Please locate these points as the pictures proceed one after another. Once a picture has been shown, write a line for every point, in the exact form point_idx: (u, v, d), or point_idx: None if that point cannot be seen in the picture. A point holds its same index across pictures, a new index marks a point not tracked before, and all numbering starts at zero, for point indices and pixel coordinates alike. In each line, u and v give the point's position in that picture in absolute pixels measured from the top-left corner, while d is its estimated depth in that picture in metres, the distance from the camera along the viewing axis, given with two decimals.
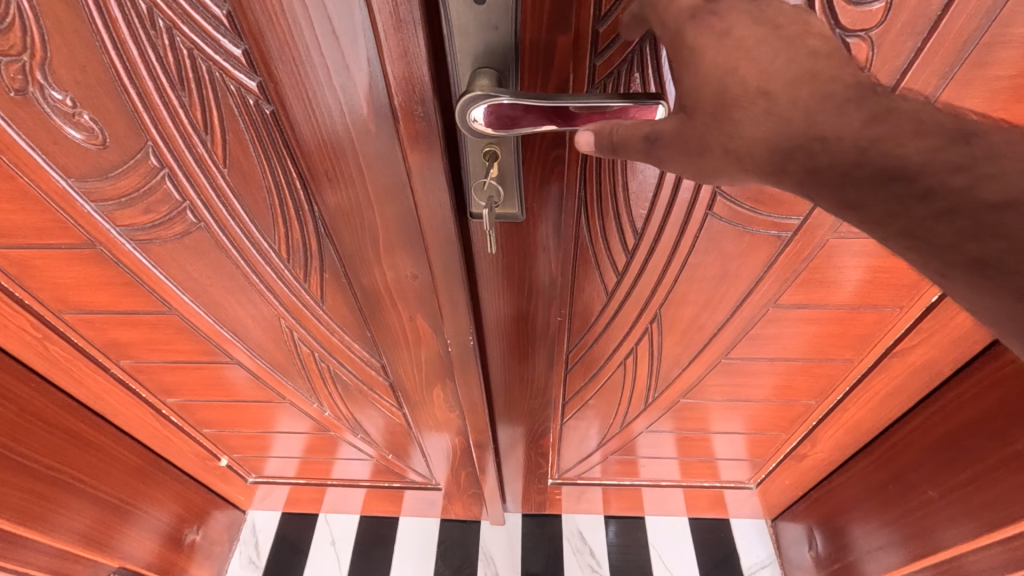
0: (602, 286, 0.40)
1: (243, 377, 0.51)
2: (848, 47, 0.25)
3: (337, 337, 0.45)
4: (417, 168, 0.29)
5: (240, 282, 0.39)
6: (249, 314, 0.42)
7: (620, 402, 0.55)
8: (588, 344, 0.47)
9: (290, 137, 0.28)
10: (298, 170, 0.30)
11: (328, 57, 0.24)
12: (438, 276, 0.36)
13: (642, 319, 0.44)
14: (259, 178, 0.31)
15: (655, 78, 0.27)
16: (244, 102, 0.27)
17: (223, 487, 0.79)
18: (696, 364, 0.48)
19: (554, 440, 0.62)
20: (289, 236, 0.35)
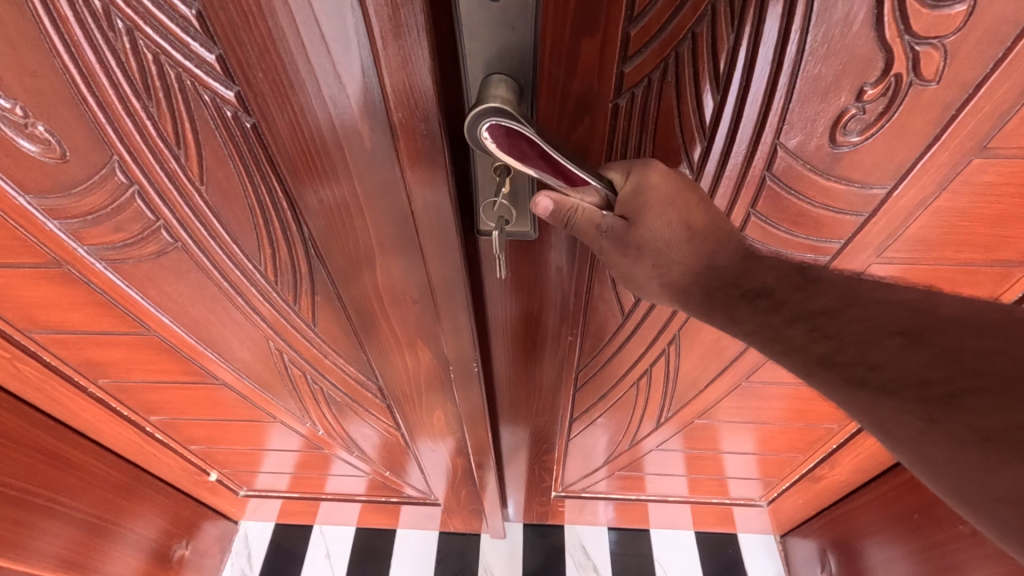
0: (618, 308, 0.37)
1: (230, 396, 0.48)
2: (917, 56, 0.22)
3: (331, 358, 0.42)
4: (418, 187, 0.26)
5: (223, 303, 0.36)
6: (234, 335, 0.39)
7: (630, 421, 0.52)
8: (599, 364, 0.44)
9: (274, 153, 0.25)
10: (284, 188, 0.27)
11: (316, 65, 0.21)
12: (440, 300, 0.33)
13: (660, 340, 0.41)
14: (240, 196, 0.28)
15: (692, 88, 0.23)
16: (221, 115, 0.24)
17: (213, 499, 0.76)
18: (714, 386, 0.45)
19: (559, 456, 0.59)
20: (276, 257, 0.32)
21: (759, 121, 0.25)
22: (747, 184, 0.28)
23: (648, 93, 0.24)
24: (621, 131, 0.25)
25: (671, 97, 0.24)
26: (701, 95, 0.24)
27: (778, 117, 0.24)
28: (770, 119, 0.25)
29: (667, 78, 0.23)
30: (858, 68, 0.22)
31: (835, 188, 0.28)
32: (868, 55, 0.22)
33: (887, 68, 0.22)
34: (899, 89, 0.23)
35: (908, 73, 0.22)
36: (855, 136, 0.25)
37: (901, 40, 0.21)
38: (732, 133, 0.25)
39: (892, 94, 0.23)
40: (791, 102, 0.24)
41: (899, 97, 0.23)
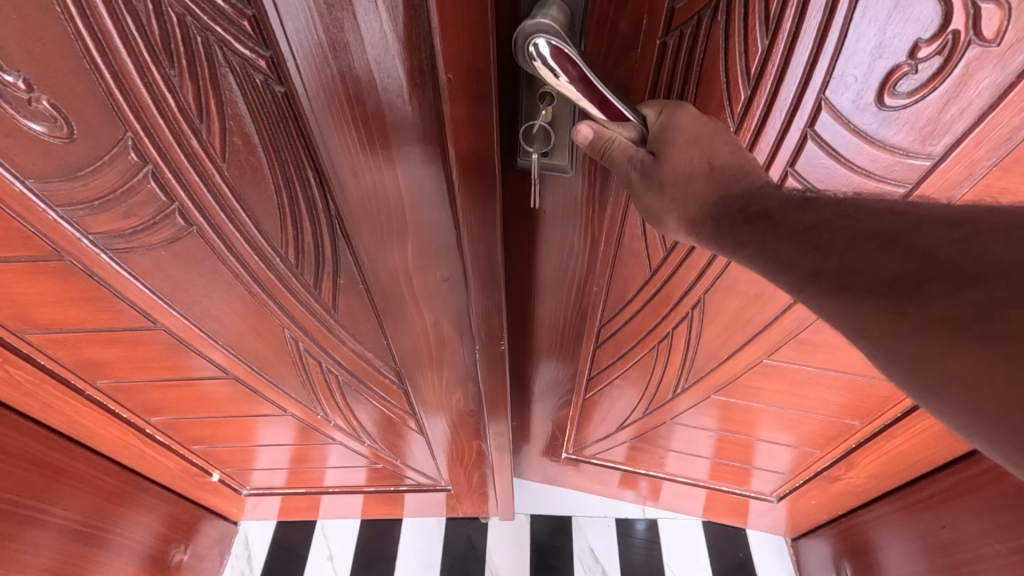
0: (647, 262, 0.42)
1: (230, 390, 0.46)
2: (979, 11, 0.23)
3: (350, 346, 0.41)
4: (460, 161, 0.25)
5: (237, 292, 0.34)
6: (247, 325, 0.38)
7: (649, 383, 0.56)
8: (623, 320, 0.48)
9: (304, 125, 0.24)
10: (313, 163, 0.26)
11: (362, 22, 0.20)
12: (471, 280, 0.33)
13: (685, 304, 0.45)
14: (264, 172, 0.26)
15: (742, 31, 0.25)
16: (249, 82, 0.22)
17: (213, 501, 0.74)
18: (734, 358, 0.50)
19: (578, 413, 0.63)
20: (300, 239, 0.30)
21: (809, 65, 0.26)
22: (790, 142, 0.29)
23: (698, 33, 0.25)
24: (667, 72, 0.27)
25: (720, 37, 0.25)
26: (750, 38, 0.25)
27: (827, 68, 0.26)
28: (818, 70, 0.26)
29: (717, 17, 0.24)
30: (915, 24, 0.23)
31: (879, 154, 0.29)
32: (928, 10, 0.23)
33: (944, 24, 0.23)
34: (956, 47, 0.24)
35: (965, 30, 0.23)
36: (905, 97, 0.26)
37: None
38: (781, 74, 0.26)
39: (948, 51, 0.24)
40: (841, 52, 0.25)
41: (955, 55, 0.24)
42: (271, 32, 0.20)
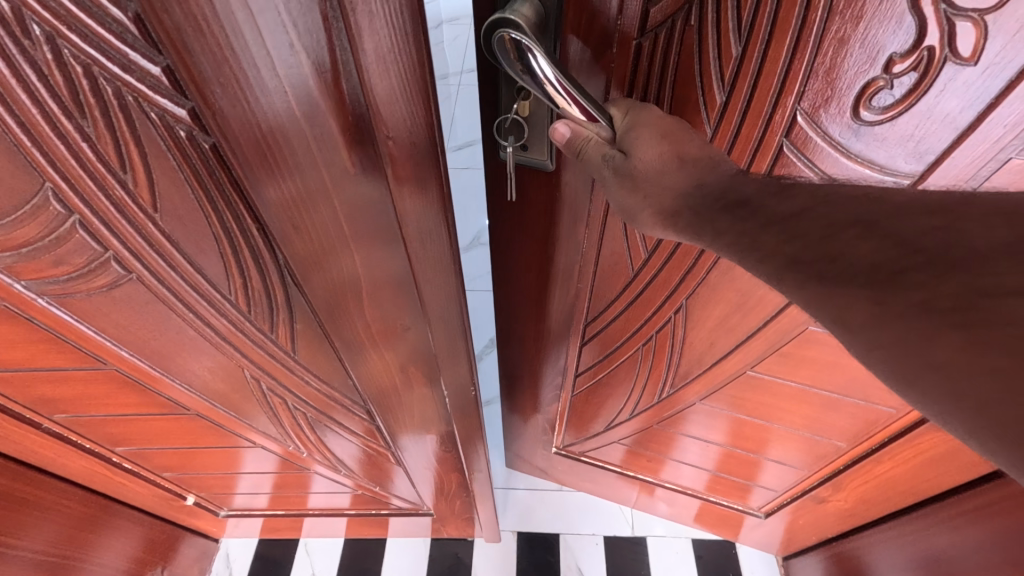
0: (629, 261, 0.45)
1: (198, 423, 0.44)
2: (955, 28, 0.22)
3: (314, 386, 0.39)
4: (408, 206, 0.25)
5: (189, 334, 0.32)
6: (205, 365, 0.36)
7: (635, 384, 0.60)
8: (606, 321, 0.53)
9: (239, 177, 0.22)
10: (254, 214, 0.24)
11: (284, 74, 0.19)
12: (432, 317, 0.32)
13: (666, 306, 0.48)
14: (202, 223, 0.24)
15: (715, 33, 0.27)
16: (173, 134, 0.20)
17: (192, 521, 0.72)
18: (720, 368, 0.51)
19: (565, 409, 0.69)
20: (250, 286, 0.28)
21: (782, 77, 0.27)
22: (766, 146, 0.30)
23: (672, 33, 0.28)
24: (643, 69, 0.29)
25: (695, 38, 0.27)
26: (726, 41, 0.27)
27: (798, 73, 0.26)
28: (790, 76, 0.27)
29: (691, 18, 0.27)
30: (888, 35, 0.23)
31: (857, 169, 0.29)
32: (903, 21, 0.23)
33: (918, 39, 0.23)
34: (932, 64, 0.23)
35: (942, 47, 0.23)
36: (882, 113, 0.26)
37: (936, 6, 0.22)
38: (755, 80, 0.28)
39: (923, 69, 0.24)
40: (811, 58, 0.26)
41: (931, 73, 0.24)
42: (191, 85, 0.18)
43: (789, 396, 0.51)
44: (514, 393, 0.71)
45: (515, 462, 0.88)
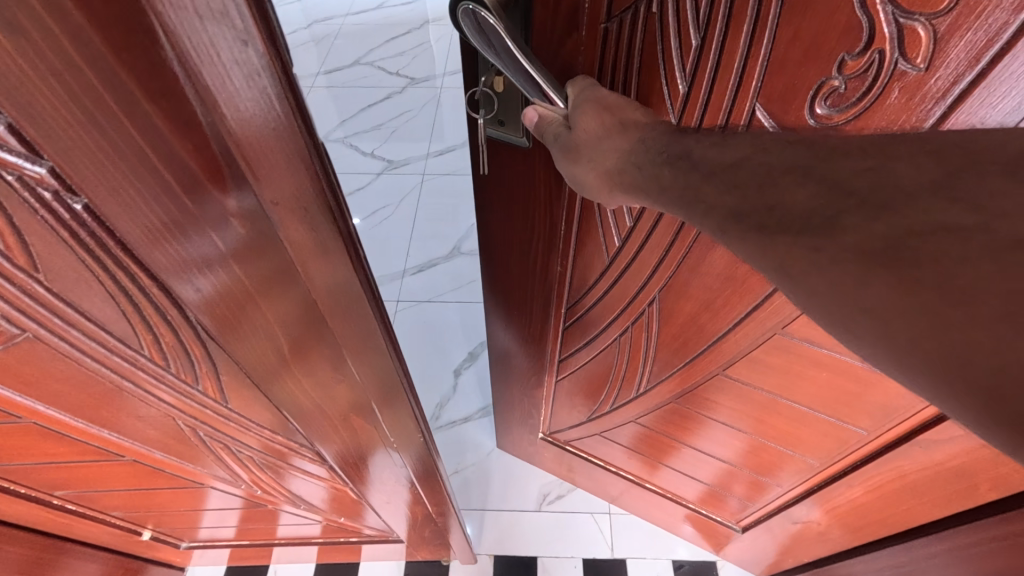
0: (602, 248, 0.53)
1: (138, 467, 0.41)
2: (901, 30, 0.26)
3: (256, 433, 0.37)
4: (306, 250, 0.26)
5: (106, 387, 0.30)
6: (129, 414, 0.33)
7: (614, 375, 0.69)
8: (585, 307, 0.62)
9: (127, 248, 0.21)
10: (153, 280, 0.22)
11: (153, 143, 0.18)
12: (354, 349, 0.34)
13: (639, 296, 0.56)
14: (96, 287, 0.22)
15: (678, 20, 0.33)
16: (41, 199, 0.18)
17: (153, 552, 0.69)
18: (694, 367, 0.58)
19: (547, 394, 0.79)
20: (164, 345, 0.26)
21: (738, 63, 0.32)
22: (728, 132, 0.35)
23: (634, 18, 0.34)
24: (611, 50, 0.36)
25: (659, 21, 0.34)
26: (687, 29, 0.33)
27: (756, 65, 0.32)
28: (749, 66, 0.32)
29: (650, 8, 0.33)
30: (841, 35, 0.27)
31: None
32: (854, 22, 0.26)
33: (869, 40, 0.27)
34: (884, 65, 0.27)
35: (891, 50, 0.26)
36: (839, 113, 0.30)
37: (883, 9, 0.25)
38: (712, 75, 0.34)
39: (875, 68, 0.27)
40: (764, 48, 0.31)
41: (883, 74, 0.27)
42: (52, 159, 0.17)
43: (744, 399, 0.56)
44: (504, 376, 0.82)
45: (508, 445, 0.98)
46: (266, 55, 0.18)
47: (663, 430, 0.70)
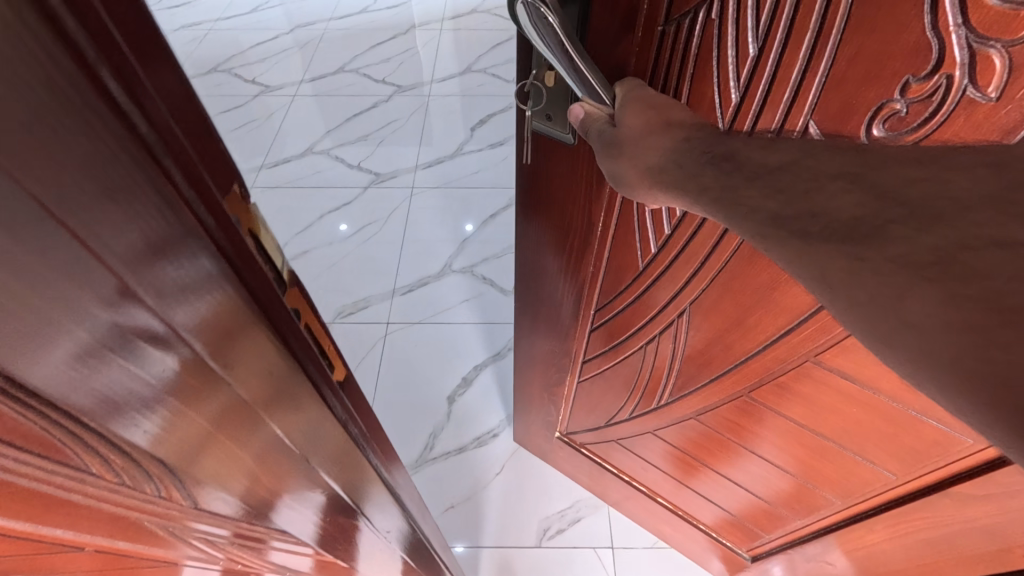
0: (637, 257, 0.85)
1: (91, 542, 0.46)
2: (973, 67, 0.40)
3: (193, 504, 0.46)
4: (215, 359, 0.36)
5: (51, 490, 0.37)
6: (72, 504, 0.39)
7: (631, 374, 1.10)
8: (614, 311, 0.99)
9: (57, 407, 0.30)
10: (75, 421, 0.32)
11: (84, 337, 0.28)
12: (275, 413, 0.44)
13: (698, 279, 0.80)
14: (31, 431, 0.31)
15: (754, 44, 0.52)
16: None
17: None
18: (725, 387, 0.92)
19: (570, 387, 1.28)
20: (108, 461, 0.37)
21: (800, 75, 0.50)
22: (784, 121, 0.53)
23: (690, 32, 0.55)
24: (669, 58, 0.57)
25: (732, 50, 0.53)
26: (757, 45, 0.52)
27: (820, 79, 0.49)
28: (810, 80, 0.50)
29: (717, 33, 0.53)
30: (910, 65, 0.43)
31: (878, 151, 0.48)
32: (926, 53, 0.42)
33: (941, 69, 0.41)
34: (957, 86, 0.41)
35: (965, 76, 0.41)
36: (892, 127, 0.46)
37: (967, 42, 0.39)
38: (770, 87, 0.53)
39: (950, 87, 0.42)
40: (827, 66, 0.48)
41: (959, 91, 0.41)
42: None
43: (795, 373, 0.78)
44: (548, 367, 1.27)
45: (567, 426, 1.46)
46: (168, 230, 0.30)
47: (732, 411, 0.96)
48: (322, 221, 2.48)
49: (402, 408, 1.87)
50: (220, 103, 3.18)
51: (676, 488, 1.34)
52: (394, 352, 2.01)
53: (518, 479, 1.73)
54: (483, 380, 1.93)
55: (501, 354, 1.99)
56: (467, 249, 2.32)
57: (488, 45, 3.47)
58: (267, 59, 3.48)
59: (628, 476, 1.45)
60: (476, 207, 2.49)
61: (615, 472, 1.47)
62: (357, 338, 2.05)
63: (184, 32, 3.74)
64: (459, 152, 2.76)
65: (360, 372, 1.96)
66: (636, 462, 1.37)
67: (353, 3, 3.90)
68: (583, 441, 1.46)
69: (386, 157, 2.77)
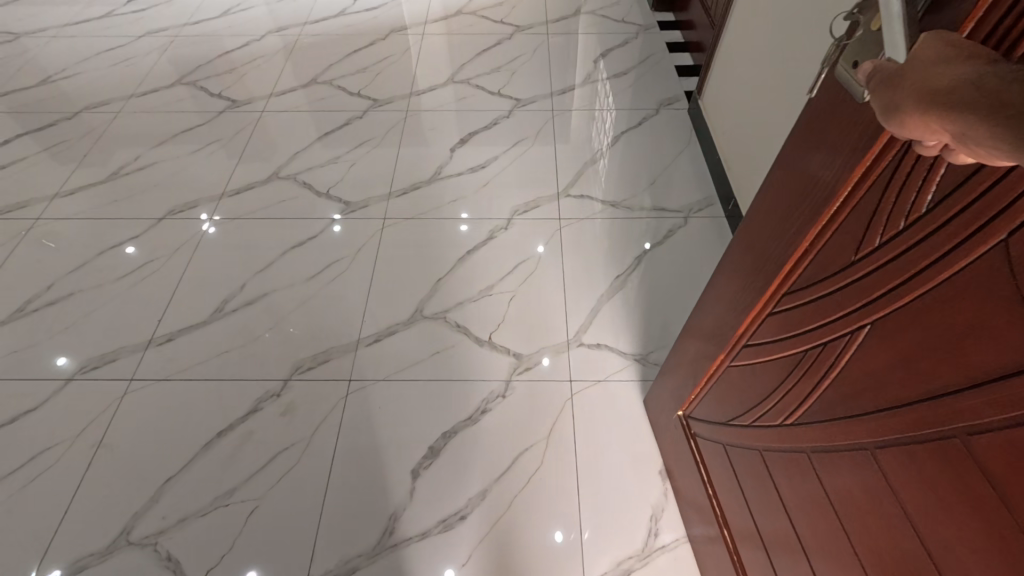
0: (850, 253, 0.82)
1: None
2: None
3: None
4: None
5: None
6: None
7: (777, 373, 1.08)
8: (795, 301, 0.98)
9: None
10: None
11: None
12: None
13: (899, 292, 0.75)
14: None
15: None
16: None
17: None
18: (854, 429, 0.89)
19: (716, 367, 1.32)
20: None
21: None
22: None
23: None
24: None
25: None
26: None
27: None
28: None
29: None
30: None
31: None
32: None
33: None
34: None
35: None
36: None
37: None
38: None
39: None
40: None
41: None
42: None
43: (932, 448, 0.73)
44: (708, 335, 1.33)
45: (697, 411, 1.49)
46: None
47: (846, 464, 0.92)
48: (287, 258, 2.29)
49: (356, 478, 1.71)
50: (187, 117, 3.00)
51: (753, 535, 1.30)
52: (350, 417, 1.83)
53: (489, 567, 1.58)
54: (451, 451, 1.76)
55: (472, 418, 1.82)
56: (441, 293, 2.16)
57: (472, 53, 3.31)
58: (238, 68, 3.30)
59: (712, 488, 1.46)
60: (459, 236, 2.36)
61: (702, 477, 1.49)
62: (317, 398, 1.87)
63: (147, 41, 3.55)
64: (438, 175, 2.61)
65: (318, 442, 1.77)
66: (733, 481, 1.35)
67: (327, 7, 3.73)
68: (698, 433, 1.50)
69: (359, 182, 2.60)
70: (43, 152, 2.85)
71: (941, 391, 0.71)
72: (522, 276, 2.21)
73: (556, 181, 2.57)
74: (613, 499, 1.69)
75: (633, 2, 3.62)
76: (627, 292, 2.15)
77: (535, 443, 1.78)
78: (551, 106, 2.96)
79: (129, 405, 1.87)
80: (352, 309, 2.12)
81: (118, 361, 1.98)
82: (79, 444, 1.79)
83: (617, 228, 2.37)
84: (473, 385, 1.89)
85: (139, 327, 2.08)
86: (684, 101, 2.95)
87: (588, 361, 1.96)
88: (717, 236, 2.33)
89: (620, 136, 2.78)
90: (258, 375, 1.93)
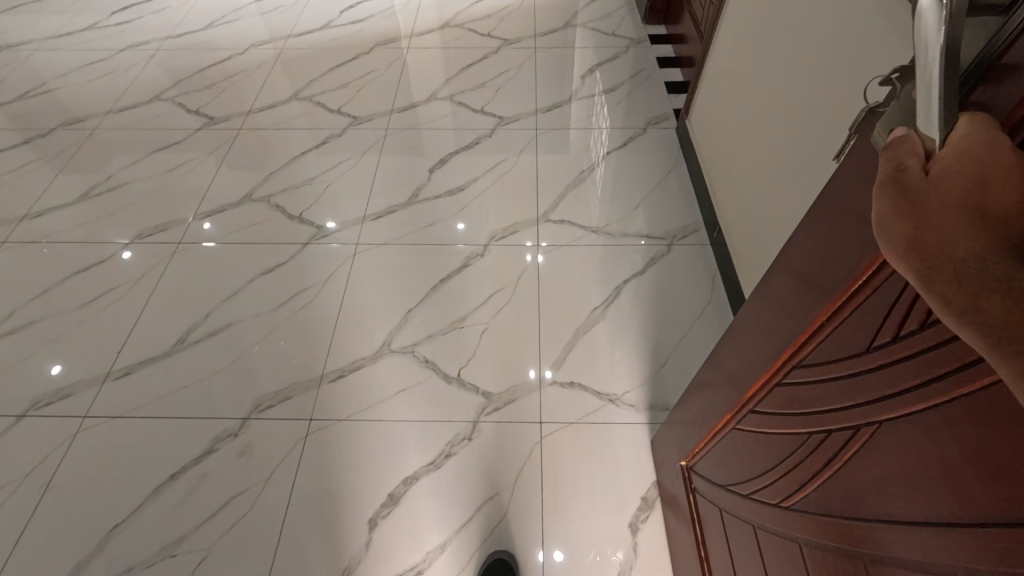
0: (865, 340, 0.71)
1: None
2: None
3: None
4: None
5: None
6: None
7: (781, 450, 0.97)
8: (805, 377, 0.87)
9: None
10: None
11: None
12: None
13: (913, 397, 0.63)
14: None
15: None
16: None
17: None
18: (850, 532, 0.78)
19: (723, 424, 1.21)
20: None
21: None
22: None
23: None
24: None
25: None
26: None
27: None
28: None
29: None
30: None
31: None
32: None
33: None
34: None
35: None
36: None
37: None
38: None
39: None
40: None
41: None
42: None
43: None
44: (714, 388, 1.24)
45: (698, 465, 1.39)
46: None
47: (839, 568, 0.82)
48: (256, 285, 2.22)
49: (314, 525, 1.64)
50: (163, 134, 2.93)
51: None
52: (312, 458, 1.75)
53: None
54: (413, 497, 1.68)
55: (435, 463, 1.74)
56: (411, 324, 2.06)
57: (457, 68, 3.23)
58: (217, 83, 3.23)
59: (705, 551, 1.36)
60: (430, 264, 2.26)
61: (697, 537, 1.39)
62: (276, 439, 1.79)
63: (128, 54, 3.49)
64: (416, 198, 2.53)
65: (273, 486, 1.70)
66: (726, 547, 1.25)
67: (311, 20, 3.67)
68: (699, 488, 1.39)
69: (334, 204, 2.52)
70: (12, 171, 2.78)
71: (945, 519, 0.60)
72: (496, 307, 2.12)
73: (537, 204, 2.48)
74: (587, 548, 1.60)
75: (625, 15, 3.53)
76: (609, 324, 2.06)
77: (500, 491, 1.70)
78: (534, 124, 2.86)
79: (81, 444, 1.80)
80: (319, 341, 2.03)
81: (75, 395, 1.92)
82: (27, 485, 1.73)
83: (603, 255, 2.27)
84: (440, 426, 1.81)
85: (97, 360, 2.01)
86: (674, 119, 2.85)
87: (563, 400, 1.87)
88: (714, 264, 2.23)
89: (608, 156, 2.67)
90: (214, 414, 1.85)
